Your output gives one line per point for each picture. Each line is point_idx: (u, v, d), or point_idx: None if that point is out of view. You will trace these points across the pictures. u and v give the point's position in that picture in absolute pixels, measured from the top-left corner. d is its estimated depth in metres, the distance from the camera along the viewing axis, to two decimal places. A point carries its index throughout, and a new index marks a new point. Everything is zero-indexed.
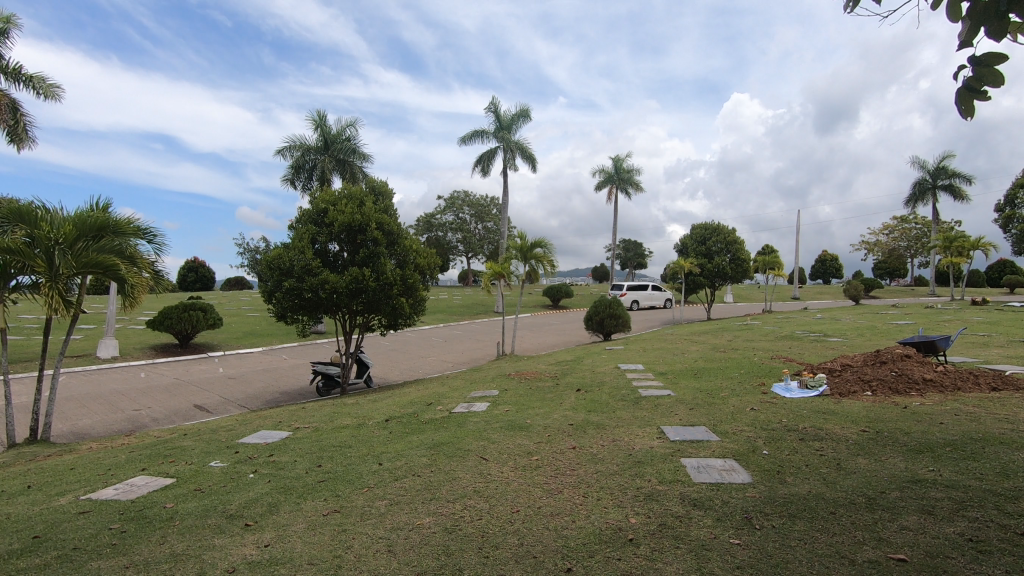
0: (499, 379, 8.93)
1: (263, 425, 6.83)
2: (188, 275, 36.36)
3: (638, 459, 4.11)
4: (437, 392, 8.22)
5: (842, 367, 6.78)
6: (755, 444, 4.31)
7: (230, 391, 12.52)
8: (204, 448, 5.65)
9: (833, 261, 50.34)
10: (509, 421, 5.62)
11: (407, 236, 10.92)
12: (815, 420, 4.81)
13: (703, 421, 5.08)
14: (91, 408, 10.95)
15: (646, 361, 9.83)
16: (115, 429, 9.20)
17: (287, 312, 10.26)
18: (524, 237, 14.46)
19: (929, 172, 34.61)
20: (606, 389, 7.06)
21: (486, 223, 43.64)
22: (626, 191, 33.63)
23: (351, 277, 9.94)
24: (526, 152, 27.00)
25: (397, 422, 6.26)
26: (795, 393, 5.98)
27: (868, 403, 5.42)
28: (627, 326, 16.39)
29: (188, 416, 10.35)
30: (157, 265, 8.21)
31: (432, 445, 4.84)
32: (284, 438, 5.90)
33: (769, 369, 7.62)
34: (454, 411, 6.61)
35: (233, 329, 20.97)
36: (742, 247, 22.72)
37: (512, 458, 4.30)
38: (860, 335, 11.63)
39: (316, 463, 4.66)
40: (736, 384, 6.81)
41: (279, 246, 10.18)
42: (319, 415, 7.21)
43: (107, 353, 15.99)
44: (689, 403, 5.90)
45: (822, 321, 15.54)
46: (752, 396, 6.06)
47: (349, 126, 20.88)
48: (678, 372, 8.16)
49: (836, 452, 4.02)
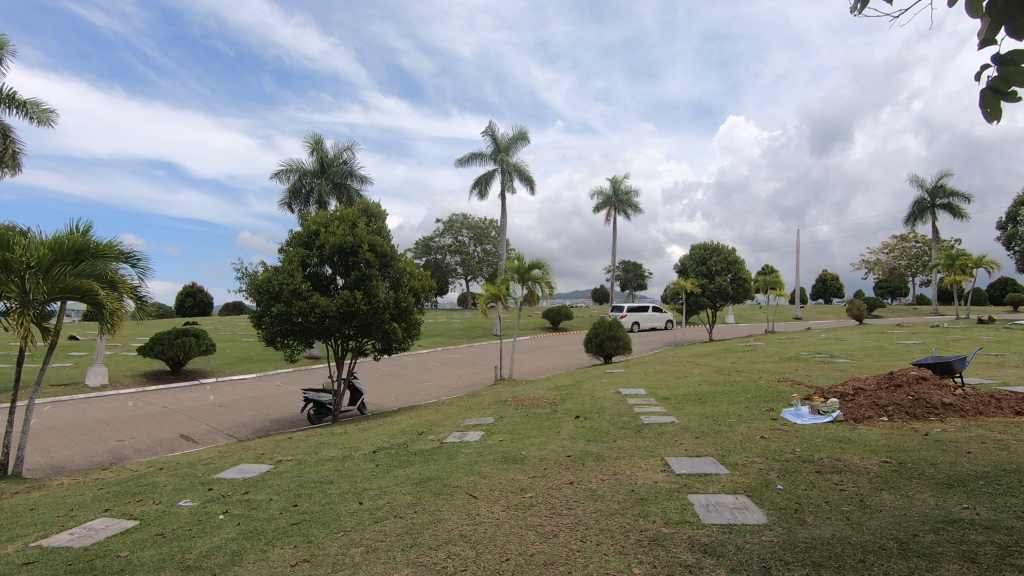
0: (495, 406, 8.56)
1: (243, 459, 6.44)
2: (186, 300, 36.13)
3: (641, 496, 3.76)
4: (430, 420, 7.85)
5: (854, 390, 6.43)
6: (768, 478, 3.97)
7: (218, 419, 12.10)
8: (178, 484, 5.29)
9: (833, 281, 50.18)
10: (503, 452, 5.26)
11: (401, 258, 10.65)
12: (832, 450, 4.47)
13: (711, 451, 4.73)
14: (72, 439, 10.56)
15: (648, 385, 9.47)
16: (94, 462, 8.80)
17: (276, 337, 9.95)
18: (521, 258, 14.21)
19: (927, 191, 34.63)
20: (606, 416, 6.69)
21: (485, 244, 43.53)
22: (625, 212, 33.58)
23: (341, 300, 9.64)
24: (524, 175, 26.99)
25: (384, 454, 5.90)
26: (807, 419, 5.63)
27: (885, 429, 5.09)
28: (627, 348, 16.03)
29: (173, 447, 9.96)
30: (140, 290, 7.92)
31: (418, 481, 4.49)
32: (263, 472, 5.54)
33: (777, 393, 7.26)
34: (446, 441, 6.26)
35: (227, 355, 20.57)
36: (743, 267, 22.51)
37: (504, 496, 3.95)
38: (868, 356, 11.27)
39: (292, 502, 4.30)
40: (743, 410, 6.44)
41: (268, 269, 9.95)
42: (304, 447, 6.83)
43: (96, 381, 15.58)
44: (695, 431, 5.54)
45: (827, 342, 15.20)
46: (760, 423, 5.70)
47: (347, 149, 20.85)
48: (682, 397, 7.80)
49: (858, 487, 3.69)
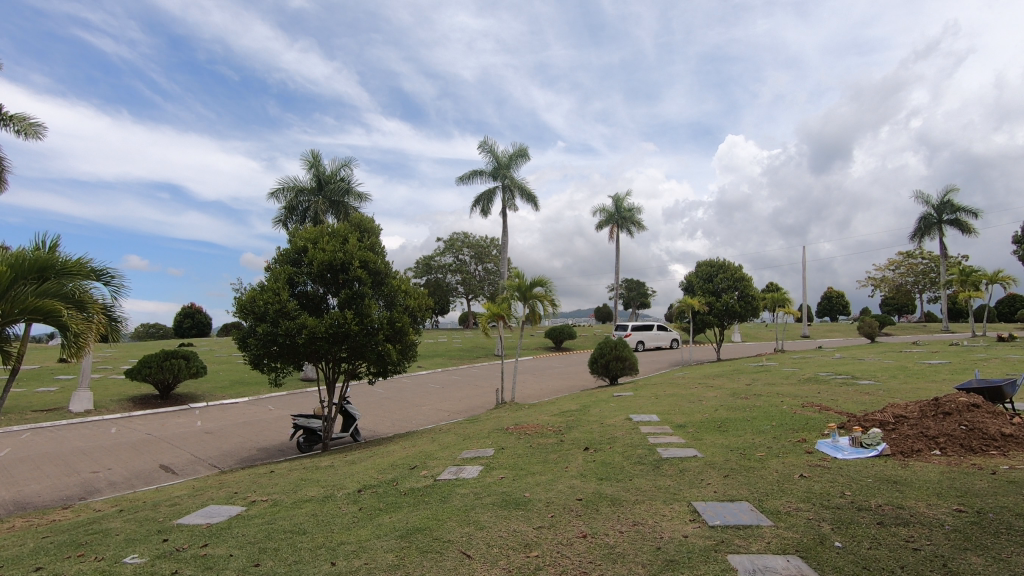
0: (495, 435, 7.86)
1: (213, 499, 5.75)
2: (184, 321, 35.63)
3: (670, 556, 3.12)
4: (424, 452, 7.16)
5: (897, 419, 5.75)
6: (822, 532, 3.32)
7: (202, 448, 11.38)
8: (131, 533, 4.63)
9: (839, 297, 49.52)
10: (504, 494, 4.58)
11: (396, 276, 10.09)
12: (890, 494, 3.81)
13: (745, 495, 4.07)
14: (43, 471, 9.86)
15: (661, 410, 8.77)
16: (61, 498, 8.11)
17: (262, 359, 9.31)
18: (522, 276, 13.67)
19: (934, 207, 34.19)
20: (618, 448, 6.01)
21: (486, 263, 43.05)
22: (628, 229, 33.11)
23: (331, 320, 9.03)
24: (526, 191, 26.57)
25: (370, 494, 5.25)
26: (849, 453, 4.95)
27: (942, 466, 4.43)
28: (634, 369, 15.37)
29: (150, 480, 9.27)
30: (112, 310, 7.35)
31: (404, 533, 3.83)
32: (231, 518, 4.88)
33: (806, 421, 6.57)
34: (440, 477, 5.60)
35: (219, 378, 19.87)
36: (750, 284, 21.93)
37: (505, 555, 3.30)
38: (893, 377, 10.58)
39: (254, 561, 3.64)
40: (771, 441, 5.77)
41: (254, 288, 9.37)
42: (283, 484, 6.14)
43: (80, 406, 14.90)
44: (722, 467, 4.87)
45: (844, 361, 14.55)
46: (794, 458, 5.03)
47: (344, 166, 20.45)
48: (700, 425, 7.11)
49: (936, 546, 3.04)
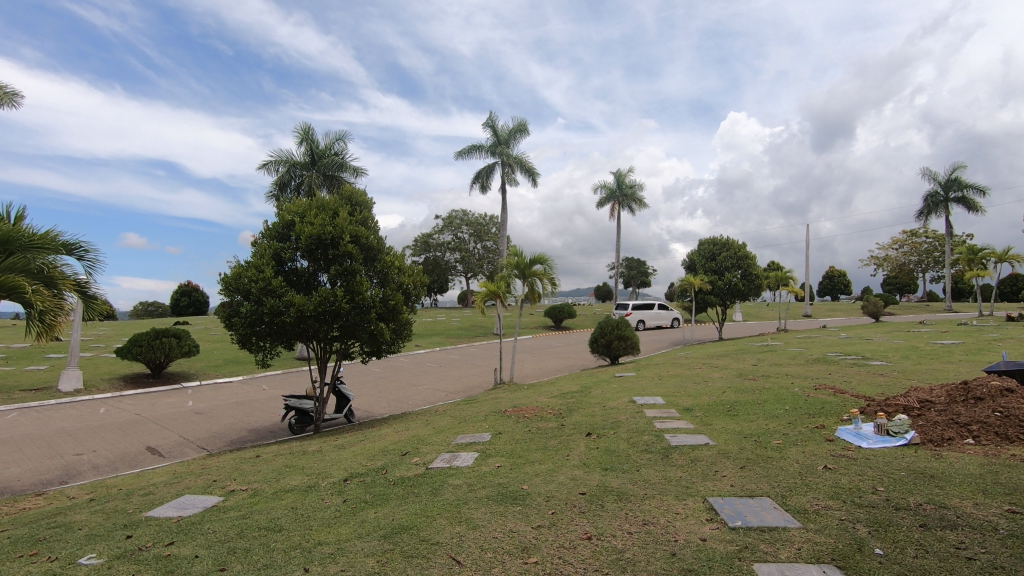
0: (493, 418, 7.48)
1: (189, 488, 5.38)
2: (181, 300, 35.12)
3: (687, 565, 2.74)
4: (416, 437, 6.77)
5: (922, 404, 5.35)
6: (858, 537, 2.93)
7: (191, 430, 11.04)
8: (94, 528, 4.26)
9: (841, 277, 49.14)
10: (500, 486, 4.20)
11: (390, 252, 9.64)
12: (930, 491, 3.42)
13: (766, 490, 3.68)
14: (25, 453, 9.52)
15: (666, 392, 8.40)
16: (39, 483, 7.78)
17: (250, 339, 8.90)
18: (521, 253, 13.20)
19: (942, 184, 33.48)
20: (623, 434, 5.63)
21: (484, 241, 42.45)
22: (628, 207, 32.54)
23: (321, 298, 8.60)
24: (525, 167, 25.92)
25: (357, 484, 4.88)
26: (875, 441, 4.55)
27: (981, 458, 4.02)
28: (636, 348, 15.00)
29: (135, 462, 8.94)
30: (81, 288, 7.10)
31: (388, 532, 3.45)
32: (205, 510, 4.51)
33: (822, 405, 6.19)
34: (432, 465, 5.21)
35: (213, 357, 19.50)
36: (753, 262, 21.46)
37: (499, 562, 2.91)
38: (907, 358, 10.17)
39: (219, 564, 3.26)
40: (788, 427, 5.38)
41: (239, 264, 8.91)
42: (265, 471, 5.76)
43: (69, 385, 14.55)
44: (737, 457, 4.47)
45: (852, 341, 14.15)
46: (815, 447, 4.63)
47: (338, 140, 19.81)
48: (708, 408, 6.74)
49: (996, 556, 2.64)
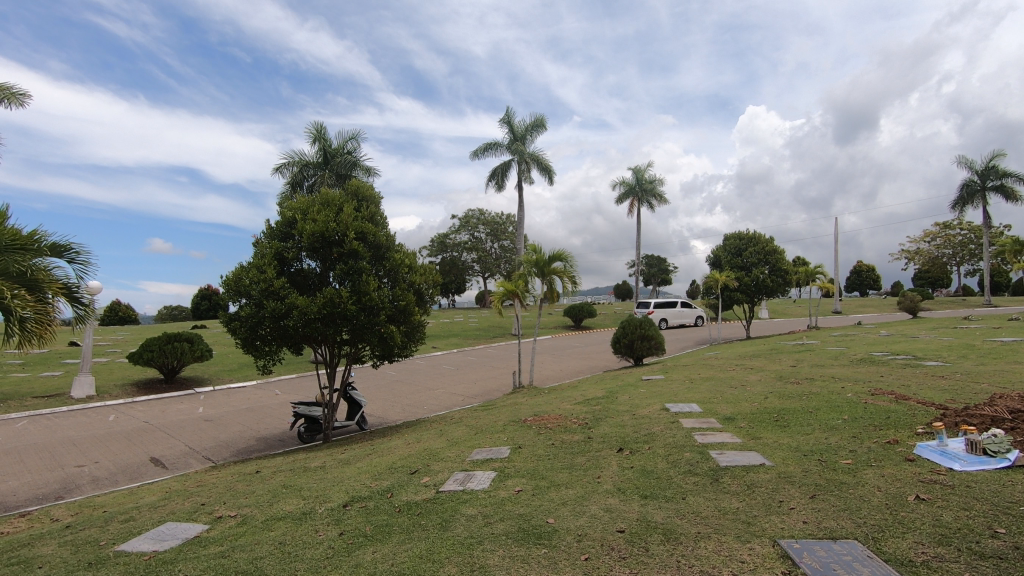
0: (512, 428, 6.82)
1: (174, 513, 4.81)
2: (201, 304, 35.19)
3: None
4: (428, 451, 6.15)
5: (1013, 415, 4.57)
6: None
7: (199, 439, 10.57)
8: (56, 566, 3.70)
9: (869, 272, 47.50)
10: (522, 519, 3.55)
11: (399, 249, 9.06)
12: None
13: (852, 529, 2.98)
14: (27, 465, 9.13)
15: (702, 398, 7.65)
16: (33, 499, 7.35)
17: (253, 343, 8.38)
18: (539, 250, 12.52)
19: (978, 173, 31.87)
20: (660, 451, 4.93)
21: (501, 241, 41.84)
22: (648, 203, 31.63)
23: (325, 299, 8.04)
24: (542, 163, 25.21)
25: (357, 511, 4.28)
26: (969, 462, 3.79)
27: None
28: (661, 349, 14.20)
29: (137, 475, 8.50)
30: (67, 292, 6.62)
31: None
32: (185, 543, 3.95)
33: (888, 415, 5.40)
34: (444, 488, 4.57)
35: (228, 362, 19.17)
36: (782, 256, 20.45)
37: None
38: (964, 358, 9.27)
39: None
40: (853, 442, 4.63)
41: (241, 265, 8.42)
42: (261, 492, 5.19)
43: (81, 392, 14.25)
44: (804, 482, 3.75)
45: (896, 339, 13.21)
46: (896, 469, 3.89)
47: (351, 139, 19.38)
48: (753, 418, 6.01)
49: None
